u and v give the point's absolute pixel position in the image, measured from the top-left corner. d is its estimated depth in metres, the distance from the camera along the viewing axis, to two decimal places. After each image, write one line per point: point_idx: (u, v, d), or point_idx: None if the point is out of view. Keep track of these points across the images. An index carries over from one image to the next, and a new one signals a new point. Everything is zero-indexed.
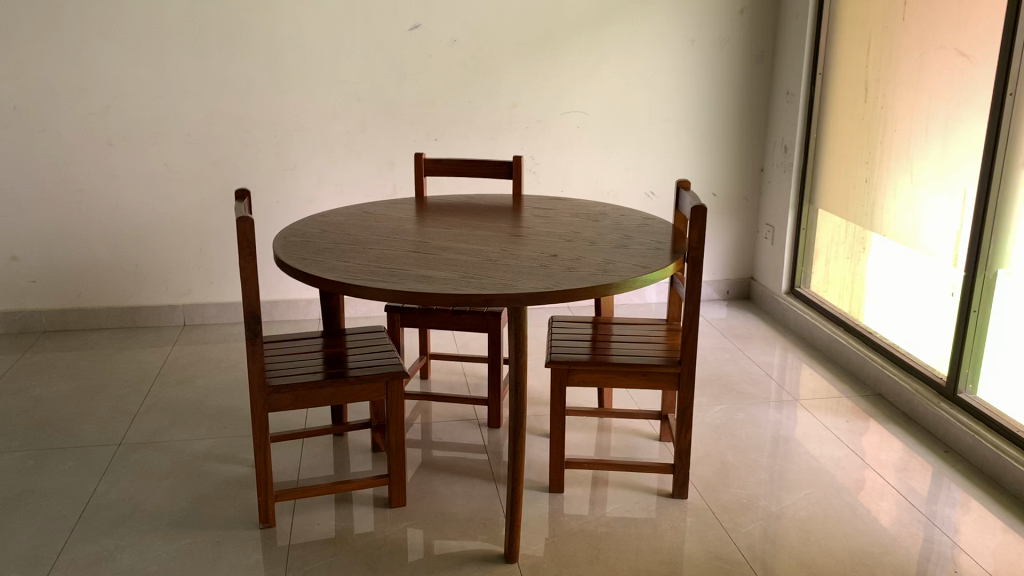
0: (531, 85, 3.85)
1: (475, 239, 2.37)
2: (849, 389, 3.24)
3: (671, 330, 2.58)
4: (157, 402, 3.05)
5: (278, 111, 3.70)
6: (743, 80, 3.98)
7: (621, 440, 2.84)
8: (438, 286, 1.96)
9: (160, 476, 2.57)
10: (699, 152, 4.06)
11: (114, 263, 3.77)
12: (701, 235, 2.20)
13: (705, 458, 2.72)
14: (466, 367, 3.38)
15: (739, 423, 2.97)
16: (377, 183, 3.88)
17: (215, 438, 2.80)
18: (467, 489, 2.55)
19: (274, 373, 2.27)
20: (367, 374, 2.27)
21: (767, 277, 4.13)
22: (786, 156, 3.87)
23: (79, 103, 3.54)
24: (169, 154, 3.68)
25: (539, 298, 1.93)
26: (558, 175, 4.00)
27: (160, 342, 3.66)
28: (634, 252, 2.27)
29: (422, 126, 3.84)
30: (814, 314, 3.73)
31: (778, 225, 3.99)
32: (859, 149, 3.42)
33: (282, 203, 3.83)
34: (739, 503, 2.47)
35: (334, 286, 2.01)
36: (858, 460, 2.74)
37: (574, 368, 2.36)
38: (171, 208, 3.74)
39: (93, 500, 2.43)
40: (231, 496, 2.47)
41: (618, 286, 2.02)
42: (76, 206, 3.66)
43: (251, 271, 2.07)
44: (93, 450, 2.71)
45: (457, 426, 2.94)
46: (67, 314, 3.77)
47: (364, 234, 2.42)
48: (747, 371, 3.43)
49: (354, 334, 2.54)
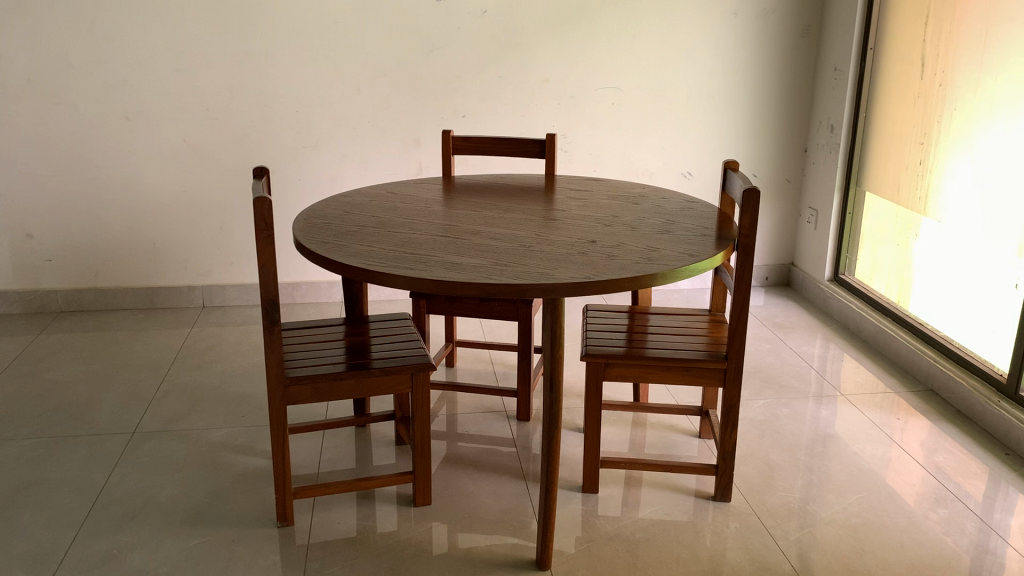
0: (563, 59, 3.67)
1: (507, 223, 2.21)
2: (898, 384, 3.06)
3: (714, 322, 2.42)
4: (174, 388, 2.94)
5: (300, 85, 3.56)
6: (788, 55, 3.78)
7: (657, 436, 2.69)
8: (468, 274, 1.82)
9: (173, 468, 2.45)
10: (740, 132, 3.87)
11: (131, 242, 3.66)
12: (752, 219, 2.04)
13: (747, 457, 2.57)
14: (494, 356, 3.24)
15: (783, 420, 2.81)
16: (402, 162, 3.73)
17: (233, 427, 2.68)
18: (495, 487, 2.41)
19: (293, 364, 2.14)
20: (391, 366, 2.13)
21: (809, 263, 3.95)
22: (833, 136, 3.68)
23: (96, 76, 3.42)
24: (187, 130, 3.55)
25: (580, 289, 1.78)
26: (591, 154, 3.83)
27: (179, 323, 3.55)
28: (679, 238, 2.11)
29: (450, 102, 3.68)
30: (860, 303, 3.54)
31: (822, 208, 3.80)
32: (913, 128, 3.22)
33: (303, 180, 3.70)
34: (786, 508, 2.31)
35: (356, 272, 1.87)
36: (912, 461, 2.57)
37: (611, 362, 2.21)
38: (190, 185, 3.62)
39: (104, 493, 2.33)
40: (248, 491, 2.35)
41: (664, 275, 1.86)
42: (92, 183, 3.55)
43: (268, 254, 1.93)
44: (106, 439, 2.60)
45: (485, 418, 2.80)
46: (83, 294, 3.67)
47: (389, 216, 2.27)
48: (790, 362, 3.26)
49: (377, 322, 2.41)
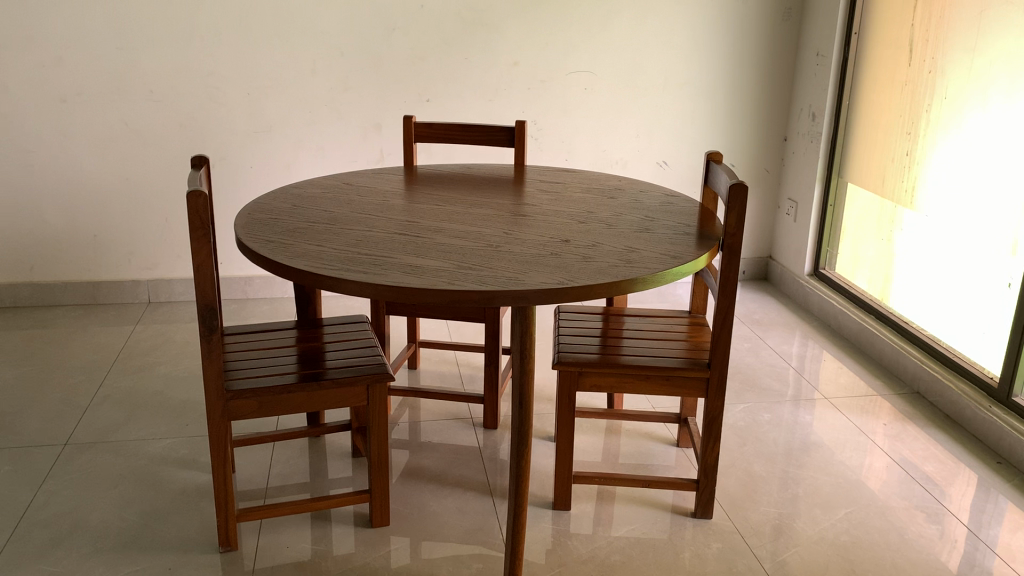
0: (533, 41, 3.47)
1: (473, 220, 2.02)
2: (883, 386, 2.93)
3: (695, 325, 2.26)
4: (112, 394, 2.72)
5: (252, 65, 3.33)
6: (768, 39, 3.62)
7: (633, 445, 2.53)
8: (429, 279, 1.63)
9: (107, 484, 2.24)
10: (718, 120, 3.71)
11: (70, 233, 3.41)
12: (739, 217, 1.87)
13: (728, 468, 2.42)
14: (459, 356, 3.06)
15: (765, 426, 2.66)
16: (362, 149, 3.52)
17: (175, 438, 2.47)
18: (460, 503, 2.24)
19: (236, 375, 1.94)
20: (345, 377, 1.94)
21: (787, 257, 3.80)
22: (814, 124, 3.53)
23: (28, 54, 3.16)
24: (131, 113, 3.30)
25: (552, 297, 1.60)
26: (562, 141, 3.64)
27: (122, 321, 3.32)
28: (660, 237, 1.93)
29: (412, 85, 3.47)
30: (842, 300, 3.40)
31: (801, 200, 3.66)
32: (900, 117, 3.08)
33: (256, 168, 3.48)
34: (770, 526, 2.16)
35: (304, 277, 1.67)
36: (900, 471, 2.43)
37: (585, 371, 2.04)
38: (134, 172, 3.38)
39: (28, 514, 2.11)
40: (188, 511, 2.15)
41: (645, 280, 1.69)
42: (26, 169, 3.29)
43: (205, 254, 1.74)
44: (34, 452, 2.38)
45: (449, 426, 2.62)
46: (17, 289, 3.41)
47: (344, 211, 2.07)
48: (769, 362, 3.11)
49: (331, 326, 2.22)
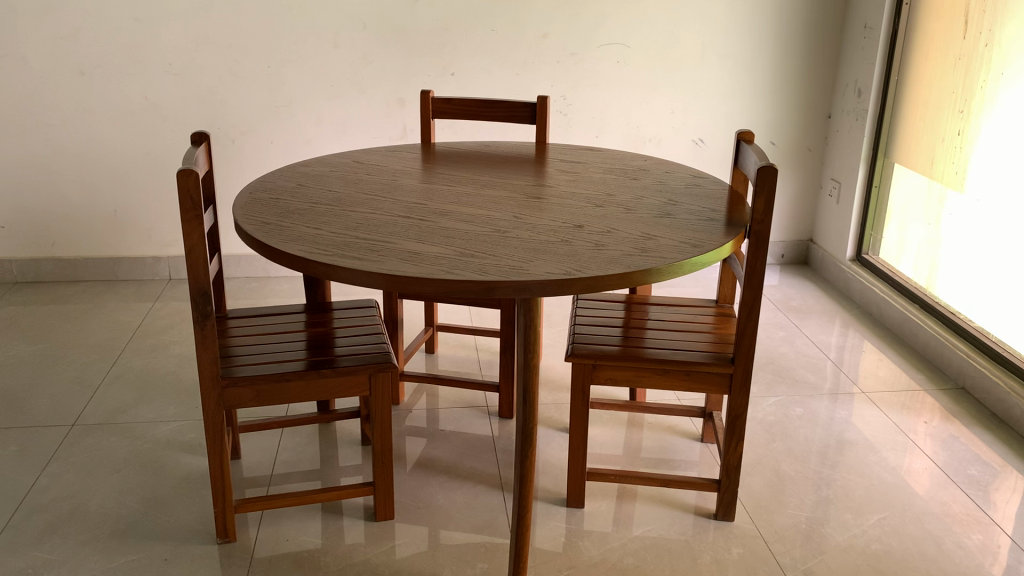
0: (564, 12, 3.33)
1: (484, 202, 1.91)
2: (925, 381, 2.77)
3: (722, 315, 2.13)
4: (124, 374, 2.68)
5: (273, 37, 3.24)
6: (812, 10, 3.42)
7: (654, 440, 2.41)
8: (427, 267, 1.53)
9: (110, 468, 2.20)
10: (758, 95, 3.53)
11: (90, 208, 3.38)
12: (768, 203, 1.73)
13: (754, 466, 2.29)
14: (479, 341, 2.97)
15: (796, 422, 2.52)
16: (385, 124, 3.42)
17: (183, 421, 2.42)
18: (470, 497, 2.14)
19: (235, 361, 1.86)
20: (346, 367, 1.85)
21: (829, 241, 3.62)
22: (860, 101, 3.34)
23: (46, 24, 3.10)
24: (150, 86, 3.24)
25: (558, 289, 1.49)
26: (593, 116, 3.50)
27: (141, 298, 3.28)
28: (682, 223, 1.81)
29: (437, 58, 3.35)
30: (885, 287, 3.23)
31: (844, 180, 3.47)
32: (953, 94, 2.88)
33: (277, 143, 3.40)
34: (796, 531, 2.03)
35: (297, 264, 1.58)
36: (939, 474, 2.28)
37: (600, 363, 1.92)
38: (154, 146, 3.32)
39: (29, 498, 2.07)
40: (189, 499, 2.09)
41: (659, 272, 1.56)
42: (46, 143, 3.26)
43: (197, 237, 1.65)
44: (41, 432, 2.35)
45: (464, 415, 2.52)
46: (39, 264, 3.40)
47: (350, 191, 1.98)
48: (805, 353, 2.96)
49: (339, 310, 2.13)
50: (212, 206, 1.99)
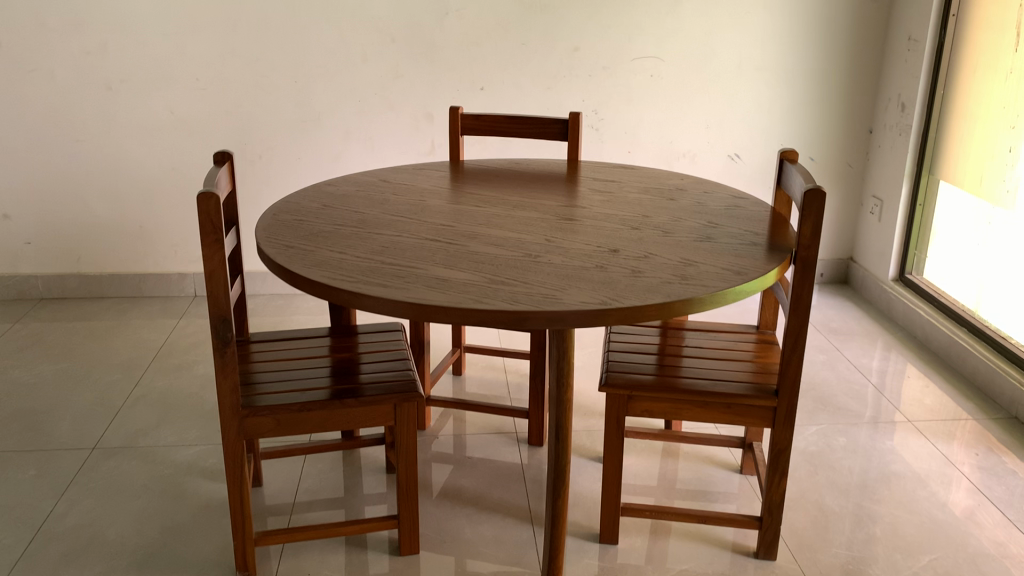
0: (595, 25, 3.25)
1: (515, 224, 1.84)
2: (976, 410, 2.64)
3: (763, 342, 2.03)
4: (147, 394, 2.63)
5: (300, 52, 3.19)
6: (854, 22, 3.32)
7: (690, 470, 2.31)
8: (455, 296, 1.45)
9: (130, 495, 2.14)
10: (796, 110, 3.43)
11: (116, 224, 3.35)
12: (815, 227, 1.64)
13: (795, 501, 2.18)
14: (508, 363, 2.89)
15: (839, 452, 2.41)
16: (413, 139, 3.36)
17: (205, 445, 2.36)
18: (498, 530, 2.06)
19: (256, 390, 1.79)
20: (371, 397, 1.77)
21: (870, 260, 3.50)
22: (903, 115, 3.22)
23: (73, 40, 3.08)
24: (177, 102, 3.21)
25: (593, 320, 1.40)
26: (626, 131, 3.41)
27: (166, 315, 3.24)
28: (723, 247, 1.72)
29: (467, 72, 3.29)
30: (930, 309, 3.10)
31: (887, 198, 3.35)
32: (1003, 108, 2.76)
33: (304, 159, 3.35)
34: (841, 572, 1.92)
35: (320, 291, 1.51)
36: (995, 511, 2.15)
37: (636, 394, 1.83)
38: (180, 162, 3.29)
39: (47, 525, 2.02)
40: (209, 528, 2.03)
41: (702, 301, 1.47)
42: (73, 158, 3.24)
43: (218, 261, 1.58)
44: (61, 455, 2.30)
45: (492, 441, 2.44)
46: (65, 280, 3.38)
47: (375, 212, 1.91)
48: (846, 378, 2.85)
49: (364, 334, 2.06)
50: (234, 227, 1.93)
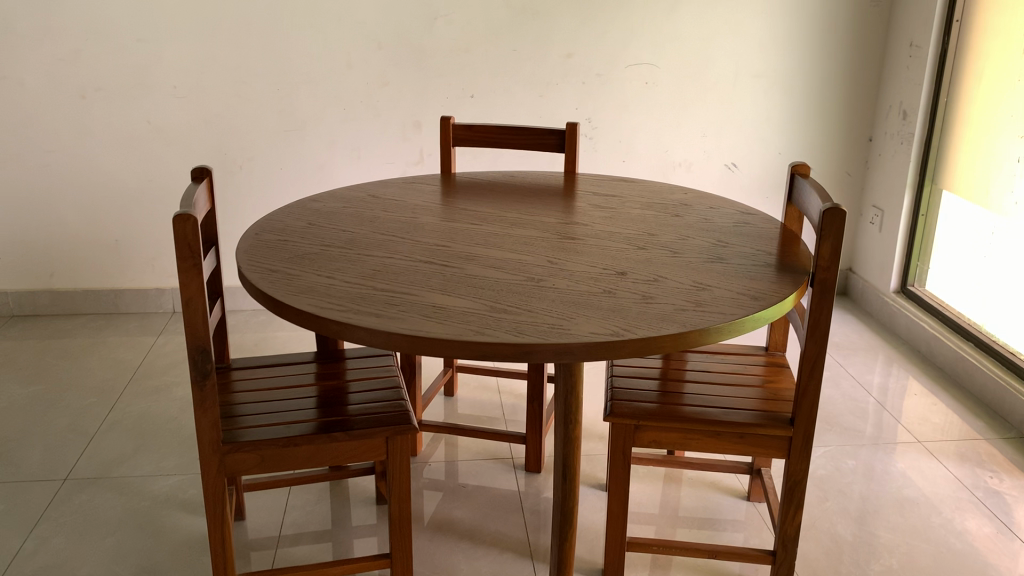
0: (590, 30, 3.15)
1: (513, 244, 1.73)
2: (986, 429, 2.55)
3: (773, 366, 1.93)
4: (122, 419, 2.50)
5: (283, 58, 3.07)
6: (854, 27, 3.23)
7: (695, 498, 2.21)
8: (454, 326, 1.34)
9: (104, 531, 2.01)
10: (795, 118, 3.34)
11: (91, 237, 3.21)
12: (834, 249, 1.53)
13: (806, 530, 2.08)
14: (502, 383, 2.78)
15: (849, 476, 2.31)
16: (401, 149, 3.24)
17: (184, 475, 2.24)
18: (496, 565, 1.94)
19: (238, 424, 1.67)
20: (361, 431, 1.66)
21: (871, 271, 3.42)
22: (905, 123, 3.14)
23: (44, 46, 2.95)
24: (155, 111, 3.08)
25: (604, 353, 1.29)
26: (620, 140, 3.32)
27: (143, 333, 3.11)
28: (736, 269, 1.61)
29: (457, 79, 3.18)
30: (934, 322, 3.02)
31: (888, 208, 3.27)
32: (1010, 117, 2.68)
33: (287, 169, 3.23)
34: None
35: (306, 321, 1.39)
36: (1012, 538, 2.06)
37: (643, 424, 1.73)
38: (158, 172, 3.16)
39: (13, 566, 1.89)
40: (188, 567, 1.90)
41: (720, 330, 1.37)
42: (44, 169, 3.10)
43: (197, 287, 1.46)
44: (30, 487, 2.17)
45: (487, 468, 2.33)
46: (37, 296, 3.24)
47: (364, 231, 1.79)
48: (851, 395, 2.75)
49: (353, 360, 1.94)
50: (213, 247, 1.80)
